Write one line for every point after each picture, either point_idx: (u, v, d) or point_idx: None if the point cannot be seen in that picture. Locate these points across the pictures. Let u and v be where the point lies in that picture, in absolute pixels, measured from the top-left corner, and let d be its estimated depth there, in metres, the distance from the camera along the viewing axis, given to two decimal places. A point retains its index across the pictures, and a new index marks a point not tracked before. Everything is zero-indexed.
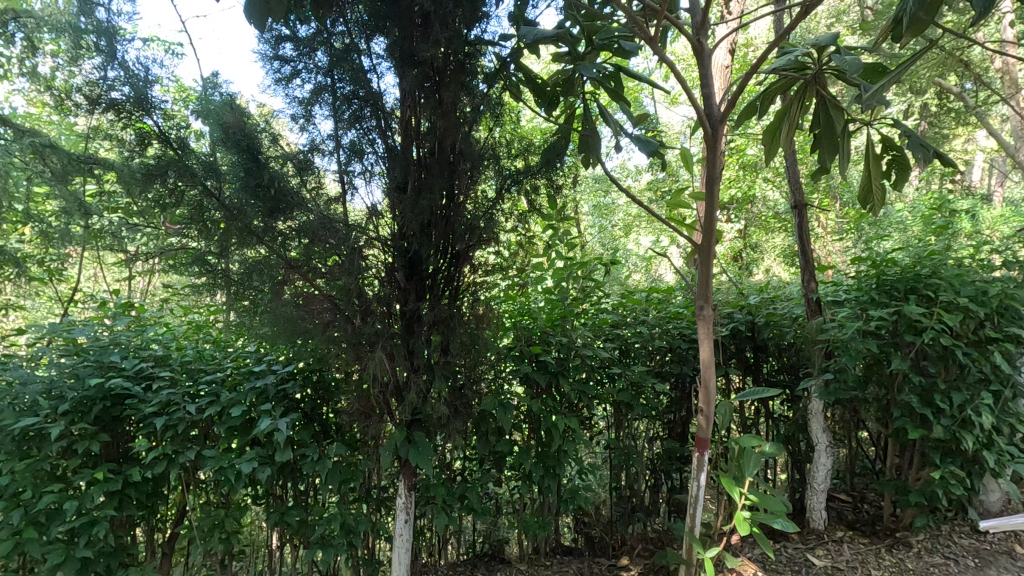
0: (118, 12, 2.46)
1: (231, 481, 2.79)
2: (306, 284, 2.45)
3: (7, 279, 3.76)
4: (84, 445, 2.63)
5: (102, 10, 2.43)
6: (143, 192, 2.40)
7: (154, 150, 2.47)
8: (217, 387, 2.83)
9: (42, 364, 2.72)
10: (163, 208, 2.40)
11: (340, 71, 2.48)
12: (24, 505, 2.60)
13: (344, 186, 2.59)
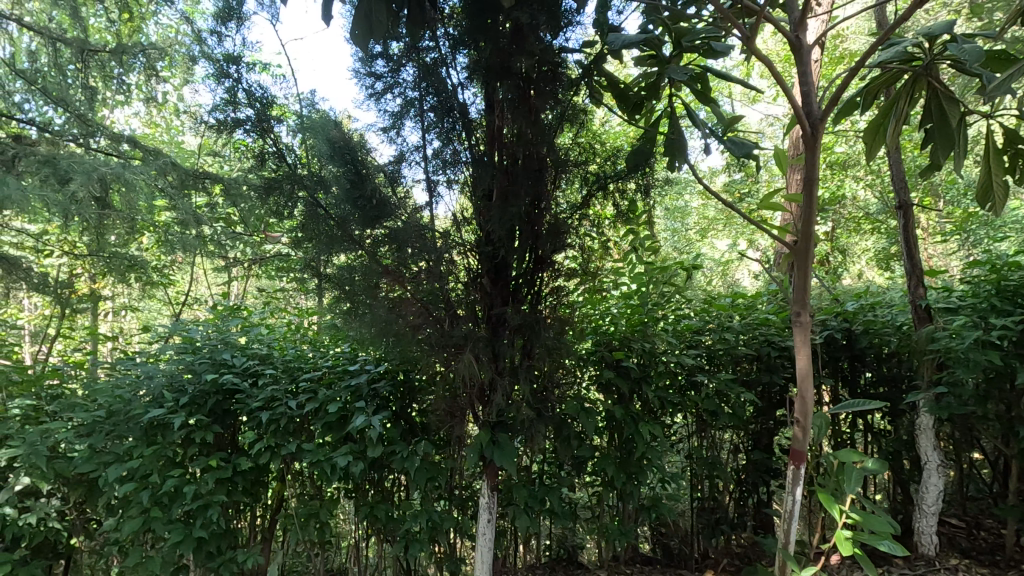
0: (239, 40, 2.70)
1: (328, 473, 2.96)
2: (399, 288, 2.58)
3: (131, 284, 4.17)
4: (201, 434, 2.89)
5: (225, 38, 2.67)
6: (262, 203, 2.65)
7: (269, 166, 2.71)
8: (316, 384, 3.03)
9: (167, 360, 3.03)
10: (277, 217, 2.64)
11: (428, 86, 2.61)
12: (151, 487, 2.89)
13: (431, 195, 2.70)
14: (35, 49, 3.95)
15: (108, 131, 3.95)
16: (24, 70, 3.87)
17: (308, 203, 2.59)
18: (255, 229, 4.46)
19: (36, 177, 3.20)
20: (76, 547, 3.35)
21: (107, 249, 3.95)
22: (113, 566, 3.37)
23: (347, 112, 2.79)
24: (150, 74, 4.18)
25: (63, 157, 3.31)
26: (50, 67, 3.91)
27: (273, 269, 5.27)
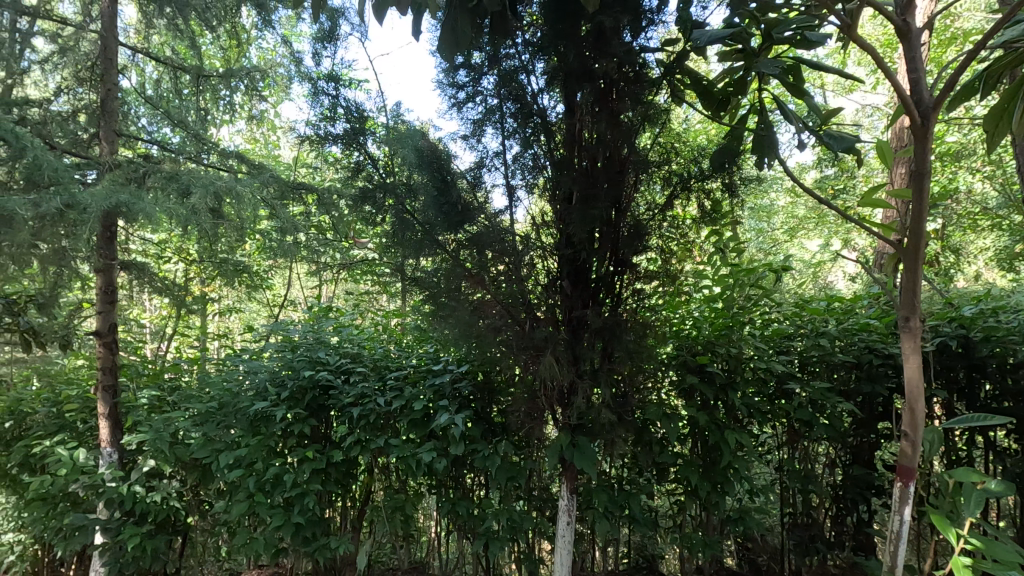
0: (339, 62, 2.94)
1: (413, 468, 3.10)
2: (482, 290, 2.64)
3: (237, 287, 4.54)
4: (299, 427, 3.11)
5: (328, 61, 2.92)
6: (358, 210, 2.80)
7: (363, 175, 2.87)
8: (402, 383, 3.17)
9: (270, 357, 3.28)
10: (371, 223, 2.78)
11: (508, 92, 2.67)
12: (256, 474, 3.15)
13: (511, 199, 2.76)
14: (159, 78, 4.41)
15: (217, 148, 4.21)
16: (150, 97, 4.32)
17: (396, 209, 2.71)
18: (345, 235, 4.74)
19: (163, 191, 3.36)
20: (191, 526, 3.69)
21: (218, 256, 4.34)
22: (223, 544, 3.70)
23: (429, 121, 2.90)
24: (249, 94, 4.38)
25: (185, 172, 3.45)
26: (171, 93, 4.34)
27: (360, 273, 5.57)
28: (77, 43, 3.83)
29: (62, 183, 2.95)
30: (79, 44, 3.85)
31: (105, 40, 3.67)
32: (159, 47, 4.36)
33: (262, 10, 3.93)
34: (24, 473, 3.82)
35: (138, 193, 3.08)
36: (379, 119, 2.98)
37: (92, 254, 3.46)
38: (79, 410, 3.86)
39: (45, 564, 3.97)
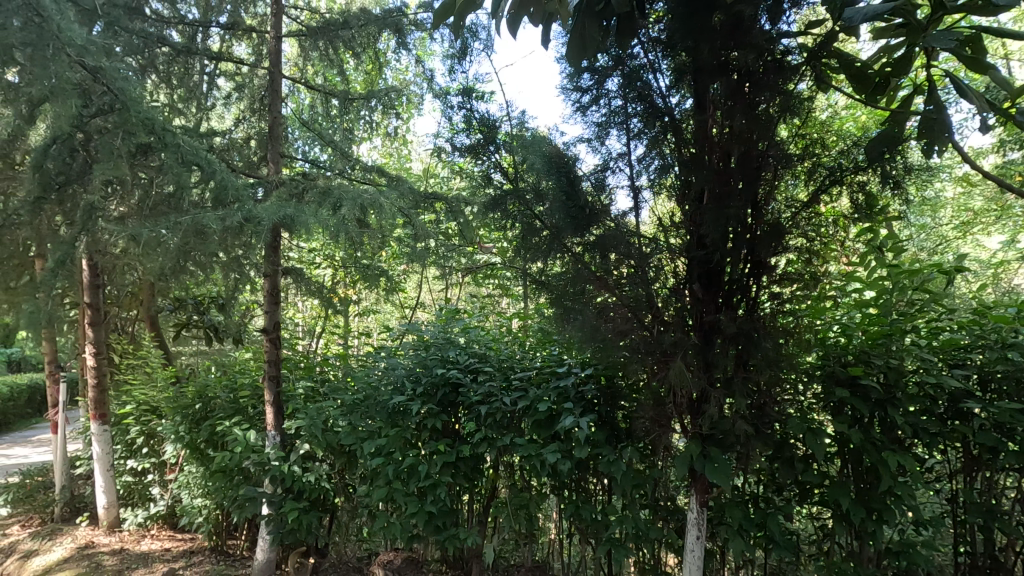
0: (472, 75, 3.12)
1: (537, 468, 3.16)
2: (608, 293, 2.63)
3: (376, 290, 4.95)
4: (432, 421, 3.32)
5: (463, 75, 3.11)
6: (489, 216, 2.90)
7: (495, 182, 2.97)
8: (527, 384, 3.25)
9: (406, 355, 3.54)
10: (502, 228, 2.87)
11: (633, 93, 2.65)
12: (394, 462, 3.41)
13: (636, 201, 2.75)
14: (312, 103, 4.95)
15: (360, 164, 4.63)
16: (305, 121, 4.87)
17: (525, 215, 2.80)
18: (470, 241, 4.97)
19: (318, 205, 3.77)
20: (338, 506, 4.09)
21: (360, 261, 4.77)
22: (364, 525, 4.05)
23: (553, 127, 2.96)
24: (386, 112, 4.74)
25: (336, 188, 3.83)
26: (321, 116, 4.85)
27: (484, 277, 5.80)
28: (251, 79, 4.44)
29: (240, 200, 3.42)
30: (252, 80, 4.46)
31: (271, 75, 4.20)
32: (312, 77, 4.90)
33: (399, 34, 4.26)
34: (209, 448, 4.49)
35: (299, 205, 3.47)
36: (513, 127, 3.09)
37: (262, 262, 3.98)
38: (251, 397, 4.44)
39: (224, 528, 4.62)
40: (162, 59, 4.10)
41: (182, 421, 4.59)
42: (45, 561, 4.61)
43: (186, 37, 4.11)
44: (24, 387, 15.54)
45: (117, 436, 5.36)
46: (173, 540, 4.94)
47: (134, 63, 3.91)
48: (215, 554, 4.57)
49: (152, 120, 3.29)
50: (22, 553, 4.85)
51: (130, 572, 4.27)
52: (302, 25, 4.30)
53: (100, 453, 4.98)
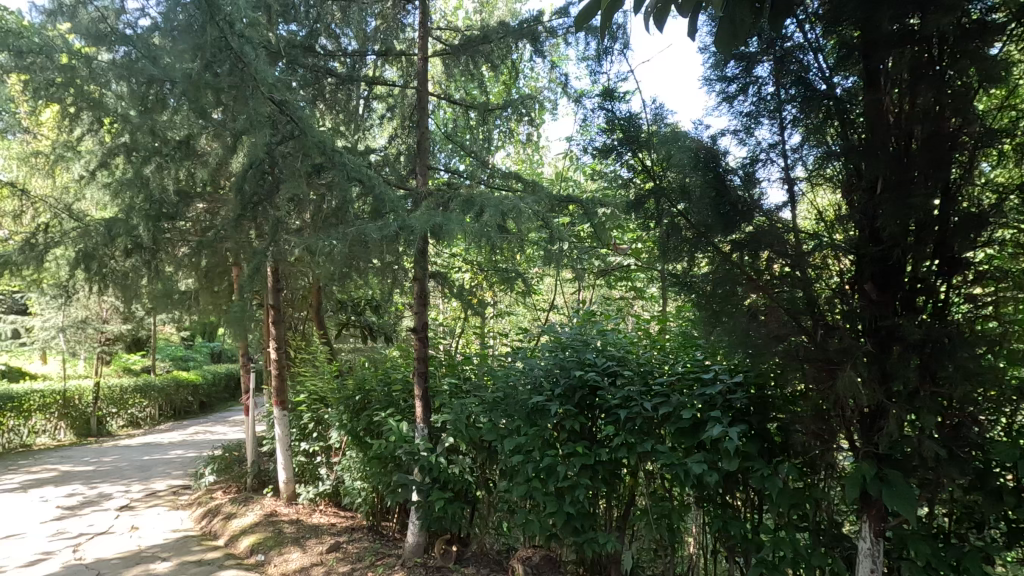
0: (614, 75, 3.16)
1: (681, 477, 3.03)
2: (763, 296, 2.46)
3: (513, 292, 5.11)
4: (571, 423, 3.33)
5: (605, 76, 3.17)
6: (632, 215, 2.89)
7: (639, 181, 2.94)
8: (669, 389, 3.13)
9: (544, 356, 3.60)
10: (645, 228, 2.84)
11: (787, 78, 2.52)
12: (534, 461, 3.48)
13: (790, 194, 2.59)
14: (453, 117, 5.27)
15: (498, 171, 4.81)
16: (447, 134, 5.18)
17: (671, 214, 2.73)
18: (605, 242, 4.92)
19: (462, 212, 3.98)
20: (480, 498, 4.28)
21: (498, 265, 4.96)
22: (503, 519, 4.19)
23: (696, 121, 2.89)
24: (520, 120, 4.88)
25: (477, 195, 4.02)
26: (462, 127, 5.13)
27: (617, 279, 5.71)
28: (401, 99, 4.84)
29: (394, 211, 3.73)
30: (402, 99, 4.85)
31: (419, 94, 4.54)
32: (453, 92, 5.20)
33: (535, 43, 4.37)
34: (367, 436, 4.95)
35: (446, 213, 3.69)
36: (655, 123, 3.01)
37: (414, 266, 4.31)
38: (402, 391, 4.83)
39: (379, 509, 5.07)
40: (330, 88, 4.63)
41: (346, 410, 5.13)
42: (241, 524, 5.43)
43: (348, 67, 4.61)
44: (222, 374, 18.44)
45: (294, 421, 6.15)
46: (337, 516, 5.53)
47: (307, 93, 4.47)
48: (372, 533, 5.02)
49: (323, 142, 3.72)
50: (225, 515, 5.76)
51: (305, 540, 4.86)
52: (445, 44, 4.58)
53: (282, 434, 5.73)
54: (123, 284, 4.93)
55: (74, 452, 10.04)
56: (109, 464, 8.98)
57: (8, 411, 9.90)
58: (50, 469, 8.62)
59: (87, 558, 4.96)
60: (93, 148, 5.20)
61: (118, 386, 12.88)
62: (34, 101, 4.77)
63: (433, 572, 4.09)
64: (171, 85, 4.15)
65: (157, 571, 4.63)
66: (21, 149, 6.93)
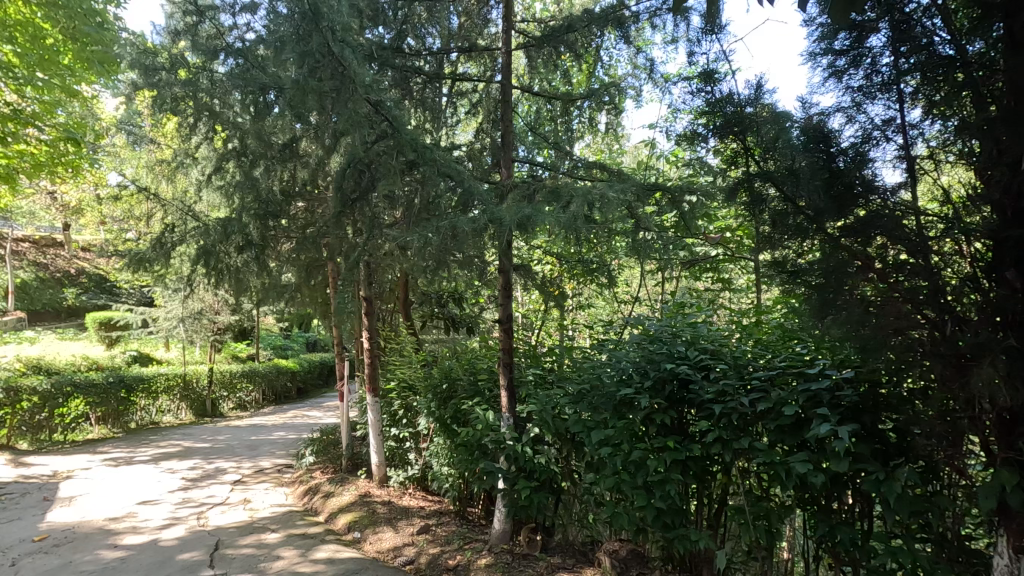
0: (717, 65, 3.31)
1: (781, 477, 2.88)
2: (881, 285, 2.30)
3: (597, 283, 5.05)
4: (661, 416, 3.25)
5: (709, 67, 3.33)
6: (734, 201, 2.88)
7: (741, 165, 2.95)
8: (769, 384, 2.96)
9: (633, 348, 3.55)
10: (752, 213, 2.79)
11: (906, 46, 2.34)
12: (622, 454, 3.43)
13: (909, 173, 2.39)
14: (535, 109, 5.28)
15: (582, 162, 4.76)
16: (529, 126, 5.20)
17: (775, 200, 2.65)
18: (693, 232, 4.75)
19: (548, 203, 3.98)
20: (565, 489, 4.29)
21: (581, 257, 4.93)
22: (588, 511, 4.18)
23: (801, 100, 2.75)
24: (603, 108, 4.79)
25: (563, 186, 3.99)
26: (546, 118, 5.13)
27: (704, 270, 5.49)
28: (487, 95, 4.93)
29: (482, 204, 3.80)
30: (486, 94, 4.92)
31: (502, 87, 4.58)
32: (533, 84, 5.19)
33: (620, 29, 4.26)
34: (454, 424, 5.10)
35: (534, 206, 3.68)
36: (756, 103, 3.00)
37: (499, 258, 4.38)
38: (488, 380, 4.95)
39: (465, 495, 5.22)
40: (417, 87, 4.77)
41: (433, 398, 5.32)
42: (339, 502, 5.79)
43: (435, 65, 4.74)
44: (317, 362, 19.69)
45: (385, 407, 6.46)
46: (426, 499, 5.75)
47: (397, 93, 4.65)
48: (458, 517, 5.18)
49: (415, 140, 3.87)
50: (324, 493, 6.16)
51: (397, 522, 5.11)
52: (529, 36, 4.60)
53: (374, 420, 6.05)
54: (236, 277, 5.40)
55: (194, 430, 11.15)
56: (223, 442, 9.90)
57: (140, 392, 11.14)
58: (175, 444, 9.64)
59: (210, 525, 5.51)
60: (208, 154, 5.69)
61: (229, 371, 14.13)
62: (159, 113, 5.30)
63: (519, 559, 4.15)
64: (275, 92, 4.48)
65: (268, 541, 5.05)
66: (148, 158, 7.73)
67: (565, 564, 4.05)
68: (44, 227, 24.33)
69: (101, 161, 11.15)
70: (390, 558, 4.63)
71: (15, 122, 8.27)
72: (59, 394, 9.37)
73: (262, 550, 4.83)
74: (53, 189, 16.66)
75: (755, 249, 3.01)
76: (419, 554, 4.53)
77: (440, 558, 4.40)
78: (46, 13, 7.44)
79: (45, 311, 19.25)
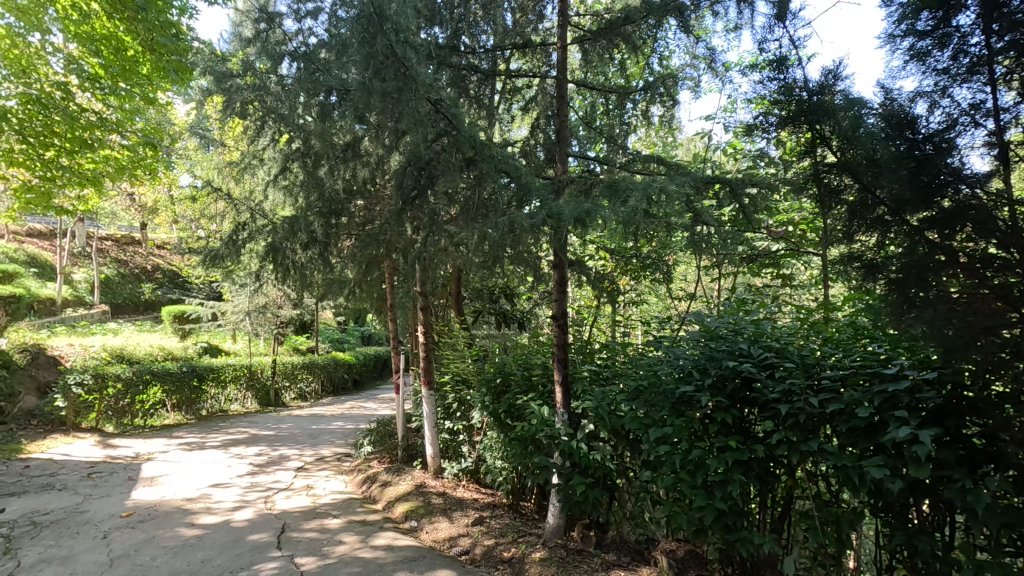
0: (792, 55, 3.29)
1: (853, 481, 2.75)
2: (970, 280, 2.13)
3: (652, 279, 4.98)
4: (722, 415, 3.16)
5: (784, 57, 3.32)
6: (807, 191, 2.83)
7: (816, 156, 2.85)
8: (839, 384, 2.83)
9: (693, 344, 3.47)
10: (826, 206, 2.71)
11: (998, 25, 2.18)
12: (680, 453, 3.37)
13: (999, 160, 2.22)
14: (590, 103, 5.23)
15: (637, 155, 4.68)
16: (584, 121, 5.17)
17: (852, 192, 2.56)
18: (754, 226, 4.60)
19: (604, 197, 3.96)
20: (620, 487, 4.25)
21: (637, 253, 4.86)
22: (643, 510, 4.13)
23: (881, 87, 2.62)
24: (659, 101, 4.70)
25: (620, 181, 3.95)
26: (602, 112, 5.08)
27: (763, 266, 5.31)
28: (543, 90, 4.93)
29: (538, 199, 3.81)
30: (541, 91, 4.93)
31: (558, 83, 4.57)
32: (587, 78, 5.14)
33: (680, 18, 4.10)
34: (508, 418, 5.14)
35: (593, 201, 3.66)
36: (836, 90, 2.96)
37: (553, 254, 4.38)
38: (541, 375, 4.96)
39: (518, 489, 5.26)
40: (473, 84, 4.83)
41: (487, 392, 5.37)
42: (396, 491, 5.96)
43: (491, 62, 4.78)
44: (372, 355, 20.30)
45: (439, 400, 6.59)
46: (479, 492, 5.85)
47: (455, 91, 4.71)
48: (512, 511, 5.23)
49: (474, 137, 3.93)
50: (381, 482, 6.36)
51: (452, 513, 5.21)
52: (585, 30, 4.56)
53: (429, 412, 6.19)
54: (301, 273, 5.64)
55: (259, 418, 11.74)
56: (286, 430, 10.36)
57: (210, 381, 11.82)
58: (242, 432, 10.16)
59: (276, 508, 5.80)
60: (274, 155, 5.96)
61: (290, 363, 14.78)
62: (231, 118, 5.59)
63: (574, 554, 4.16)
64: (338, 94, 4.64)
65: (331, 526, 5.26)
66: (217, 160, 8.16)
67: (620, 562, 4.03)
68: (123, 226, 26.11)
69: (176, 163, 11.87)
70: (446, 547, 4.73)
71: (99, 128, 8.92)
72: (140, 381, 10.02)
73: (324, 535, 5.04)
74: (132, 190, 17.84)
75: (827, 243, 2.88)
76: (474, 545, 4.61)
77: (495, 550, 4.46)
78: (128, 25, 7.96)
79: (126, 304, 20.65)
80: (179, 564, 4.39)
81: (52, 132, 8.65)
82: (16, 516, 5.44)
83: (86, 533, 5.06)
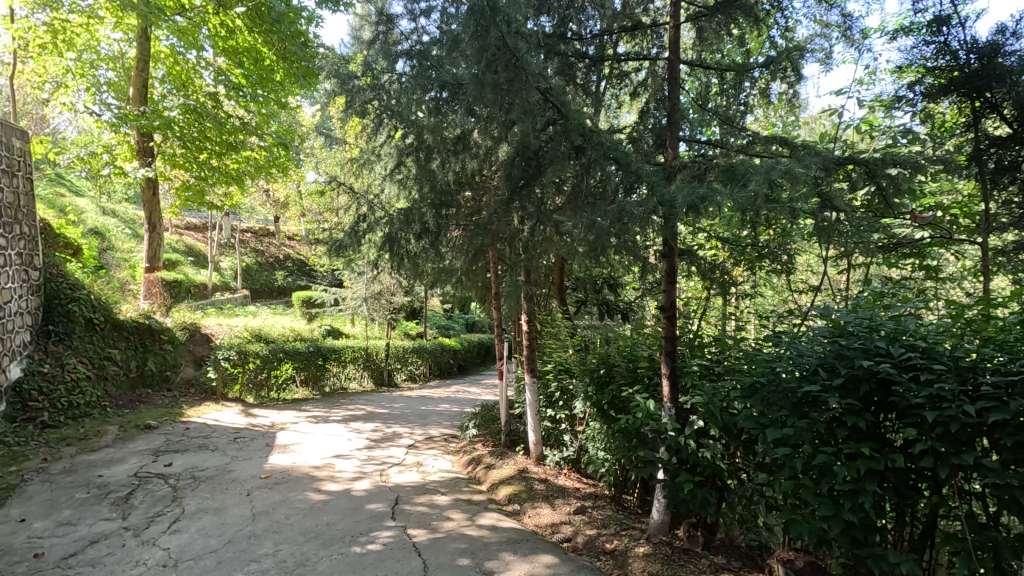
0: None
1: (1020, 504, 2.40)
2: None
3: (771, 270, 4.64)
4: (854, 419, 2.89)
5: None
6: None
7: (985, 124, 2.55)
8: (1002, 392, 2.47)
9: (819, 341, 3.17)
10: None
11: None
12: (803, 456, 3.12)
13: None
14: (704, 84, 4.97)
15: (756, 136, 4.38)
16: (698, 103, 4.92)
17: None
18: (894, 211, 4.12)
19: (719, 183, 3.76)
20: (731, 488, 4.04)
21: (753, 241, 4.56)
22: (757, 514, 3.89)
23: None
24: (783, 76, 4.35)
25: (739, 164, 3.72)
26: (716, 93, 4.81)
27: (903, 255, 4.75)
28: (653, 73, 4.76)
29: (648, 186, 3.71)
30: (651, 74, 4.76)
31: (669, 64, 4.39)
32: (701, 57, 4.88)
33: None
34: (611, 410, 5.08)
35: (707, 186, 3.49)
36: None
37: (662, 242, 4.23)
38: (647, 368, 4.83)
39: (620, 482, 5.20)
40: (581, 71, 4.77)
41: (590, 382, 5.34)
42: (500, 474, 6.14)
43: (599, 47, 4.70)
44: (475, 342, 20.97)
45: (541, 388, 6.67)
46: (580, 481, 5.86)
47: (562, 79, 4.70)
48: (614, 503, 5.18)
49: (582, 125, 3.91)
50: (485, 464, 6.58)
51: (554, 500, 5.27)
52: (700, 6, 4.32)
53: (532, 400, 6.29)
54: (413, 261, 5.96)
55: (374, 397, 12.62)
56: (398, 410, 11.05)
57: (332, 360, 12.90)
58: (359, 409, 10.98)
59: (391, 481, 6.23)
60: (390, 151, 6.33)
61: (401, 346, 15.70)
62: (353, 117, 6.01)
63: (680, 553, 4.03)
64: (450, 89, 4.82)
65: (439, 503, 5.54)
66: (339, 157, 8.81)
67: (729, 566, 3.85)
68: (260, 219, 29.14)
69: (304, 161, 13.02)
70: (548, 533, 4.80)
71: (242, 132, 10.01)
72: (275, 359, 11.19)
73: (434, 510, 5.32)
74: (267, 187, 19.84)
75: None
76: (576, 534, 4.63)
77: (597, 540, 4.45)
78: (265, 37, 8.85)
79: (262, 290, 23.11)
80: (309, 525, 4.86)
81: (205, 137, 9.86)
82: (180, 470, 6.33)
83: (233, 489, 5.76)
